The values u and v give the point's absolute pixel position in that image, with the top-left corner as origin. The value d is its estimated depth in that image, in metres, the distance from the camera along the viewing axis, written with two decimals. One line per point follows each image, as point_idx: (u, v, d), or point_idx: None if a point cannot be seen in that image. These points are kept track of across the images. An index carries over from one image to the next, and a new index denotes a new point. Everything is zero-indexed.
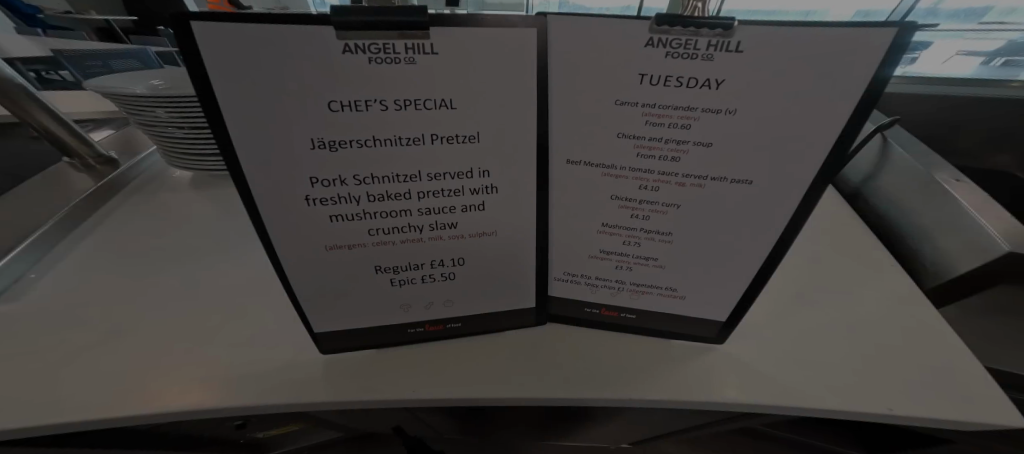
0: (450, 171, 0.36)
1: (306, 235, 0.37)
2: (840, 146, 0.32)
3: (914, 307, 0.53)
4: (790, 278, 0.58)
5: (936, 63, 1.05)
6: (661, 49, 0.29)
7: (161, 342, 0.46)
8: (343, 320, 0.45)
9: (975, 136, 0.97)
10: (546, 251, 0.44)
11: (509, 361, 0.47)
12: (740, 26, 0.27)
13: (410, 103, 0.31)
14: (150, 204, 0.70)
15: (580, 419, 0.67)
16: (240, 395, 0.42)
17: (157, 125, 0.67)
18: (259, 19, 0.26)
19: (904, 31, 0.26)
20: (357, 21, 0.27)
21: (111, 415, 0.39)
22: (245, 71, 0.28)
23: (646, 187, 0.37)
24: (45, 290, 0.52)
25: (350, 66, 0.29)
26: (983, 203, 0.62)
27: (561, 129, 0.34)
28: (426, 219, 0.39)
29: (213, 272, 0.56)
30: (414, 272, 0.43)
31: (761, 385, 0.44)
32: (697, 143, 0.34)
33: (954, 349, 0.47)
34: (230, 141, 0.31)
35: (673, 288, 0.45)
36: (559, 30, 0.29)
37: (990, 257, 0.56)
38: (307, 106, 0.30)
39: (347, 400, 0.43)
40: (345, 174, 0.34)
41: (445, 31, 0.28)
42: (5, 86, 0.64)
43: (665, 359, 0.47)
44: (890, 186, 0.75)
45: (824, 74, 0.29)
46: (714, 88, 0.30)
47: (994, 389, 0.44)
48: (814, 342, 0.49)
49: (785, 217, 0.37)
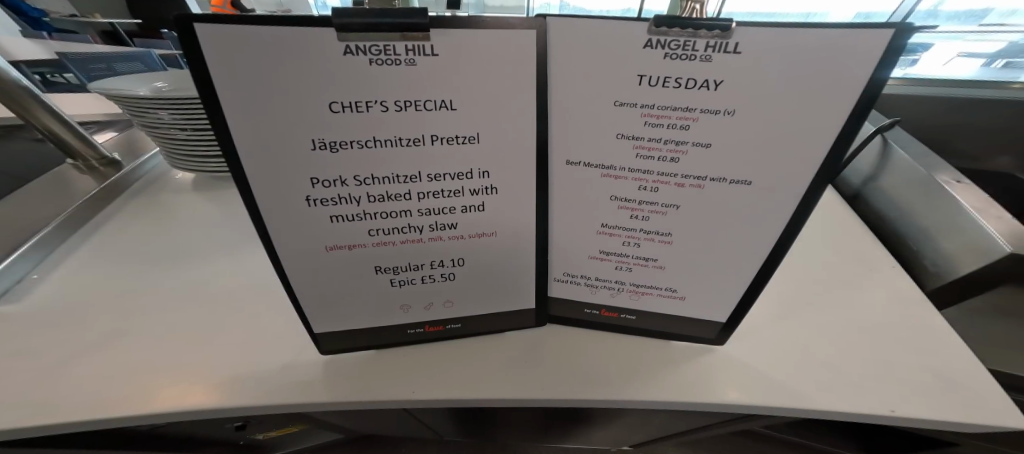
0: (450, 172, 0.36)
1: (306, 235, 0.38)
2: (839, 147, 0.32)
3: (914, 308, 0.53)
4: (790, 279, 0.58)
5: (937, 65, 1.06)
6: (660, 50, 0.30)
7: (163, 342, 0.46)
8: (342, 321, 0.45)
9: (976, 137, 0.97)
10: (546, 251, 0.44)
11: (509, 362, 0.47)
12: (738, 27, 0.27)
13: (410, 104, 0.31)
14: (152, 205, 0.71)
15: (580, 420, 0.67)
16: (241, 395, 0.42)
17: (160, 127, 0.67)
18: (260, 21, 0.26)
19: (902, 33, 0.26)
20: (357, 24, 0.27)
21: (113, 415, 0.40)
22: (246, 72, 0.28)
23: (645, 188, 0.37)
24: (48, 290, 0.52)
25: (351, 67, 0.29)
26: (983, 203, 0.62)
27: (560, 129, 0.35)
28: (426, 220, 0.39)
29: (214, 272, 0.56)
30: (414, 272, 0.43)
31: (762, 386, 0.44)
32: (696, 143, 0.34)
33: (955, 350, 0.47)
34: (230, 141, 0.31)
35: (673, 289, 0.45)
36: (558, 31, 0.30)
37: (991, 258, 0.56)
38: (307, 108, 0.30)
39: (347, 400, 0.43)
40: (346, 174, 0.34)
41: (445, 33, 0.28)
42: (9, 88, 0.65)
43: (665, 360, 0.47)
44: (891, 188, 0.75)
45: (822, 74, 0.29)
46: (713, 88, 0.31)
47: (994, 389, 0.44)
48: (814, 343, 0.48)
49: (784, 217, 0.37)
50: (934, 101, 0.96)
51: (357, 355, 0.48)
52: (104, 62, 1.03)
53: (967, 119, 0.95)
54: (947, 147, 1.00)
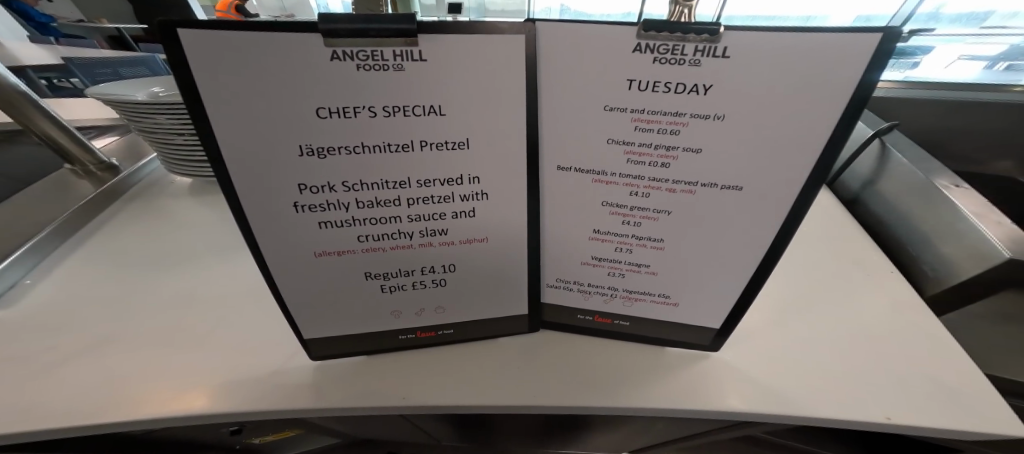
0: (439, 178, 0.36)
1: (295, 241, 0.37)
2: (830, 152, 0.31)
3: (913, 314, 0.52)
4: (786, 284, 0.57)
5: (939, 67, 1.06)
6: (649, 55, 0.29)
7: (153, 347, 0.46)
8: (333, 327, 0.45)
9: (976, 141, 0.96)
10: (538, 257, 0.44)
11: (501, 368, 0.46)
12: (727, 31, 0.27)
13: (399, 109, 0.31)
14: (148, 210, 0.71)
15: (577, 427, 0.66)
16: (230, 401, 0.42)
17: (157, 132, 0.67)
18: (246, 26, 0.26)
19: (890, 37, 0.26)
20: (344, 29, 0.27)
21: (100, 421, 0.39)
22: (232, 77, 0.28)
23: (636, 193, 0.37)
24: (41, 295, 0.52)
25: (339, 73, 0.29)
26: (984, 209, 0.61)
27: (550, 136, 0.34)
28: (416, 226, 0.39)
29: (207, 277, 0.56)
30: (405, 278, 0.43)
31: (757, 393, 0.44)
32: (686, 149, 0.33)
33: (952, 356, 0.47)
34: (217, 147, 0.31)
35: (665, 295, 0.45)
36: (547, 36, 0.30)
37: (990, 264, 0.55)
38: (295, 113, 0.30)
39: (335, 406, 0.43)
40: (334, 181, 0.34)
41: (433, 38, 0.28)
42: (5, 93, 0.65)
43: (659, 366, 0.47)
44: (889, 192, 0.75)
45: (812, 79, 0.29)
46: (702, 93, 0.30)
47: (995, 396, 0.43)
48: (812, 349, 0.48)
49: (776, 223, 0.37)
50: (933, 105, 0.96)
51: (349, 361, 0.47)
52: (110, 66, 1.04)
53: (967, 123, 0.95)
54: (947, 151, 0.99)
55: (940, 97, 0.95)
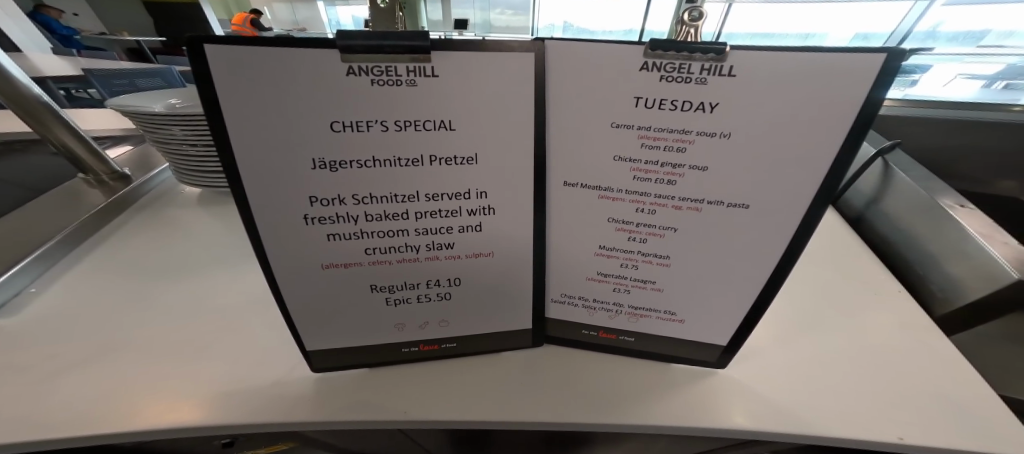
0: (449, 192, 0.36)
1: (303, 253, 0.38)
2: (836, 175, 0.32)
3: (920, 333, 0.51)
4: (791, 301, 0.57)
5: (938, 85, 1.09)
6: (655, 73, 0.30)
7: (155, 358, 0.46)
8: (333, 338, 0.44)
9: (975, 159, 0.97)
10: (543, 271, 0.43)
11: (505, 383, 0.46)
12: (732, 51, 0.28)
13: (409, 124, 0.32)
14: (156, 220, 0.71)
15: (580, 445, 0.64)
16: (230, 413, 0.41)
17: (170, 143, 0.68)
18: (266, 42, 0.27)
19: (894, 57, 0.27)
20: (360, 45, 0.28)
21: (95, 431, 0.39)
22: (247, 89, 0.28)
23: (643, 210, 0.37)
24: (44, 303, 0.52)
25: (352, 88, 0.29)
26: (989, 229, 0.61)
27: (558, 153, 0.35)
28: (423, 239, 0.39)
29: (212, 286, 0.56)
30: (410, 291, 0.43)
31: (766, 412, 0.43)
32: (692, 167, 0.34)
33: (966, 379, 0.46)
34: (234, 160, 0.31)
35: (671, 312, 0.45)
36: (556, 55, 0.30)
37: (999, 285, 0.54)
38: (309, 127, 0.31)
39: (334, 420, 0.42)
40: (344, 194, 0.35)
41: (445, 55, 0.29)
42: (26, 104, 0.66)
43: (665, 382, 0.46)
44: (892, 211, 0.76)
45: (816, 100, 0.29)
46: (709, 111, 0.31)
47: (1009, 421, 0.42)
48: (820, 369, 0.47)
49: (781, 243, 0.37)
50: (934, 122, 0.96)
51: (351, 374, 0.47)
52: (126, 78, 1.09)
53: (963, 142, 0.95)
54: (946, 169, 1.00)
55: (938, 116, 0.96)
